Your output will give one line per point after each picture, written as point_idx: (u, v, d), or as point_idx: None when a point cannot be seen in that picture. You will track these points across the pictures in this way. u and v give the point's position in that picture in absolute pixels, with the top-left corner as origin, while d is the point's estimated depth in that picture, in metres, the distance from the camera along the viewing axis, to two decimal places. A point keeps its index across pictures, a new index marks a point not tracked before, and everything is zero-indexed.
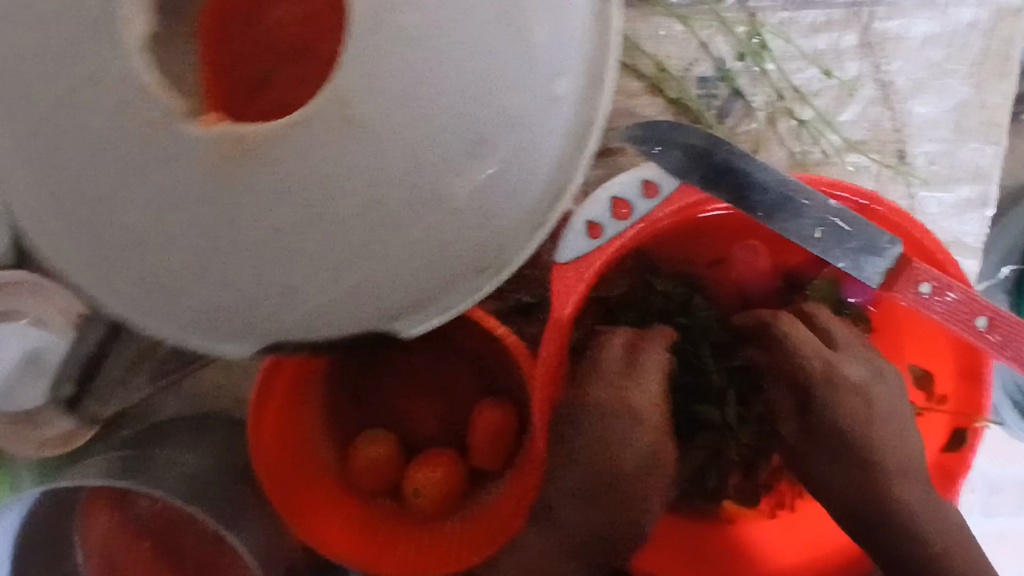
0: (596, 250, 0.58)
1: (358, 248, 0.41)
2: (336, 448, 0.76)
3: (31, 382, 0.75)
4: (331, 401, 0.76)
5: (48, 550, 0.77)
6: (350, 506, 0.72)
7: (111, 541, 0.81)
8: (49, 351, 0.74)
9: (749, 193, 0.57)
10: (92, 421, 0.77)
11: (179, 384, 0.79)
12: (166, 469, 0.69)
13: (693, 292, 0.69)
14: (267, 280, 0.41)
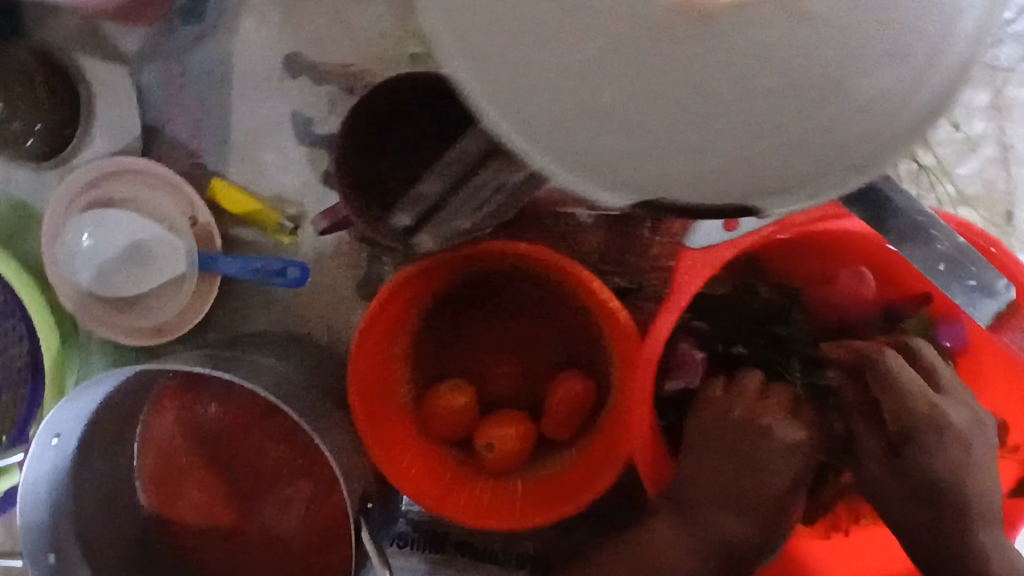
0: (728, 242, 0.62)
1: (657, 143, 0.35)
2: (416, 388, 0.77)
3: (135, 273, 0.76)
4: (421, 341, 0.77)
5: (110, 437, 0.77)
6: (422, 446, 0.73)
7: (173, 440, 0.83)
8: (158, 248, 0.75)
9: (889, 217, 0.59)
10: (180, 319, 0.78)
11: (273, 301, 0.80)
12: (253, 371, 0.68)
13: (792, 305, 0.72)
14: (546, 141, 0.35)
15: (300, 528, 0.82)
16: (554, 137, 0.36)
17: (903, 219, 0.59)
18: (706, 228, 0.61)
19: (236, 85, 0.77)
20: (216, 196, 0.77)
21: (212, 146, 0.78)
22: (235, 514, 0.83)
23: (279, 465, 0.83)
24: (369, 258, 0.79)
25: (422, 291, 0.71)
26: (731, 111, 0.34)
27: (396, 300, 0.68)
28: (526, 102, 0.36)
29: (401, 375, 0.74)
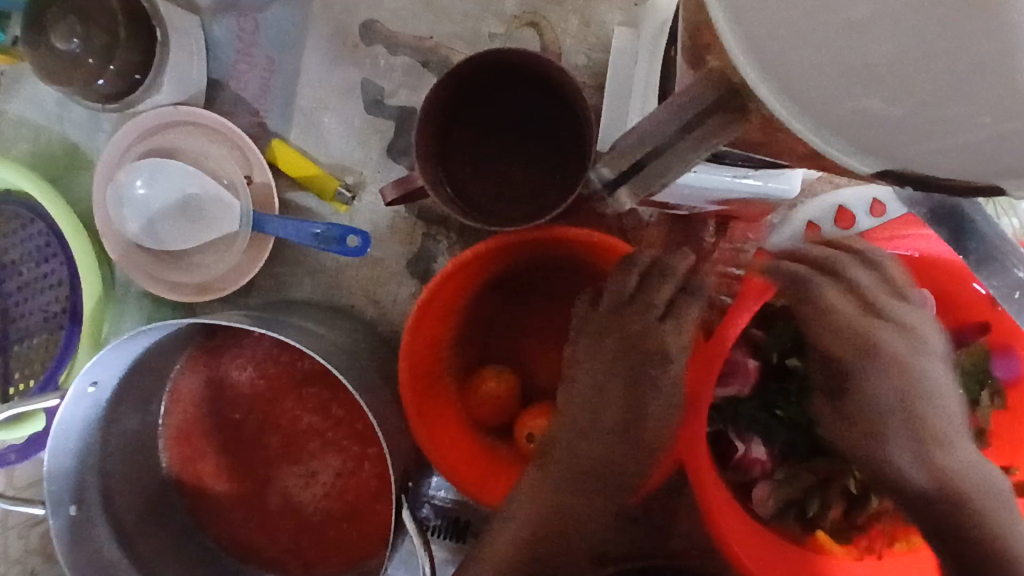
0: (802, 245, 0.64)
1: (890, 76, 0.27)
2: (456, 374, 0.74)
3: (184, 225, 0.74)
4: (470, 324, 0.75)
5: (142, 389, 0.73)
6: (462, 426, 0.70)
7: (197, 403, 0.77)
8: (212, 202, 0.73)
9: (968, 239, 0.58)
10: (225, 275, 0.75)
11: (321, 269, 0.77)
12: (304, 331, 0.63)
13: None
14: (767, 50, 0.30)
15: (326, 504, 0.76)
16: (835, 102, 0.29)
17: (983, 241, 0.57)
18: (788, 229, 0.67)
19: (308, 47, 0.76)
20: (275, 157, 0.75)
21: (276, 105, 0.76)
22: (257, 484, 0.77)
23: (309, 435, 0.76)
24: (423, 235, 0.76)
25: (481, 276, 0.69)
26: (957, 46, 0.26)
27: (456, 280, 0.64)
28: (799, 59, 0.29)
29: (445, 360, 0.71)
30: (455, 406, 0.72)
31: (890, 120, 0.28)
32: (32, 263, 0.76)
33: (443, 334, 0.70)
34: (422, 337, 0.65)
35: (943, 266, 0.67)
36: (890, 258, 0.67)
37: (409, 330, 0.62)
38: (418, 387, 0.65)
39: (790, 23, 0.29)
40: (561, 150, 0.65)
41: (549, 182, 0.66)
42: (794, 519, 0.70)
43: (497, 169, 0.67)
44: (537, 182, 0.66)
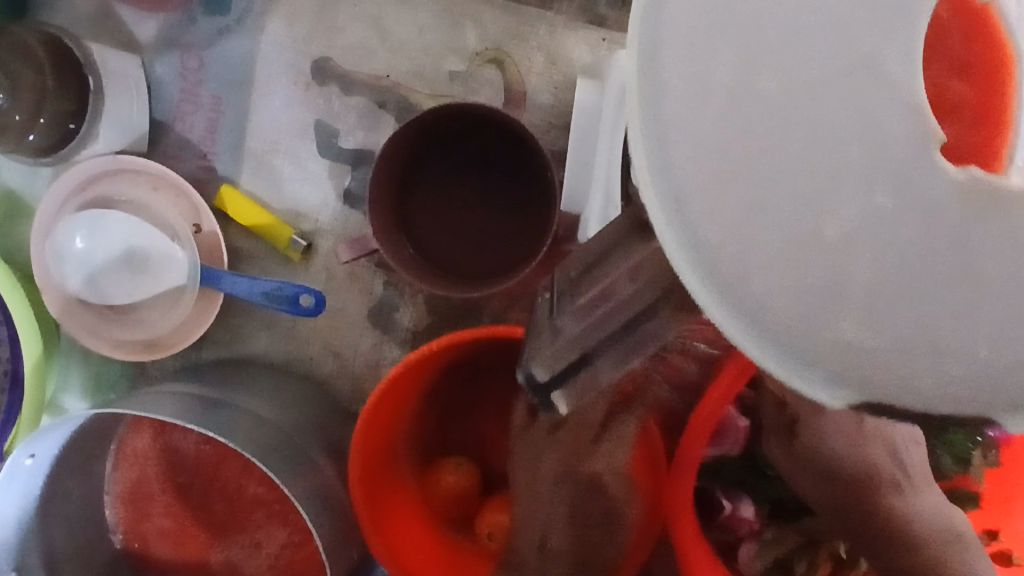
0: None
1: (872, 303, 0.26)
2: (416, 460, 0.70)
3: (124, 281, 0.70)
4: (426, 410, 0.70)
5: (88, 453, 0.69)
6: (421, 520, 0.67)
7: (143, 466, 0.73)
8: (155, 256, 0.69)
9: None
10: (169, 330, 0.70)
11: (276, 321, 0.73)
12: (240, 418, 0.60)
13: None
14: (730, 264, 0.27)
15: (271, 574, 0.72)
16: (799, 327, 0.26)
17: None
18: None
19: (256, 86, 0.71)
20: (224, 203, 0.70)
21: (225, 148, 0.72)
22: (201, 550, 0.73)
23: (254, 505, 0.72)
24: (383, 284, 0.72)
25: (439, 363, 0.65)
26: (924, 284, 0.25)
27: (397, 389, 0.61)
28: (761, 278, 0.26)
29: (403, 454, 0.68)
30: (417, 501, 0.68)
31: (861, 348, 0.26)
32: None
33: (395, 431, 0.66)
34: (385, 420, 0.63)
35: None
36: None
37: (359, 425, 0.59)
38: (373, 490, 0.62)
39: (758, 241, 0.26)
40: (524, 202, 0.62)
41: (512, 237, 0.62)
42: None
43: (460, 226, 0.63)
44: (499, 236, 0.62)
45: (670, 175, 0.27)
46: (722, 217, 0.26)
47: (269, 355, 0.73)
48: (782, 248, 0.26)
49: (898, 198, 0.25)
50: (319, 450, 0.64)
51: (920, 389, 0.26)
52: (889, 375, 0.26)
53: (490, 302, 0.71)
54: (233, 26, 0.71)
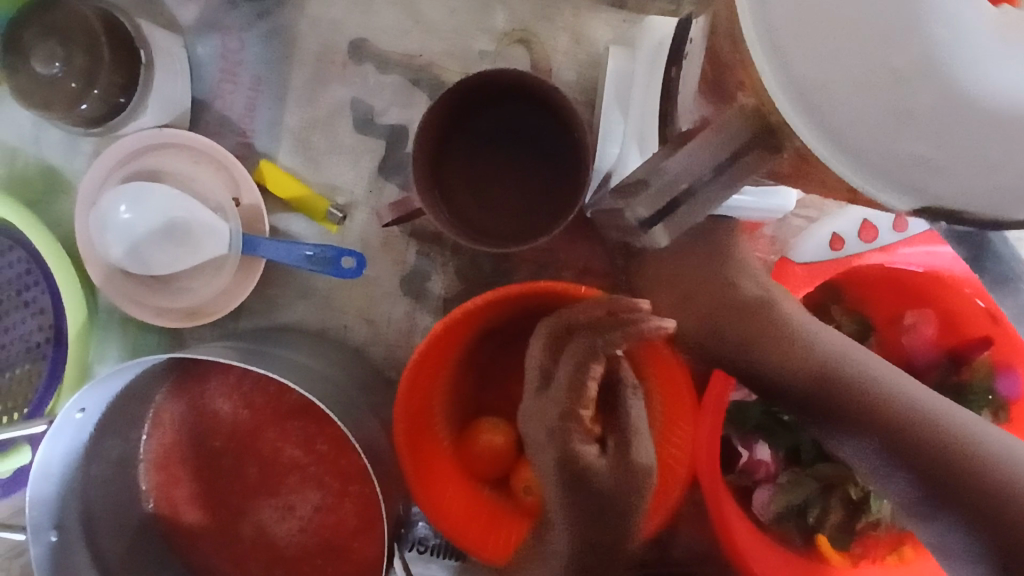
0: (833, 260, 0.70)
1: (936, 114, 0.29)
2: (452, 426, 0.73)
3: (168, 249, 0.72)
4: (459, 376, 0.73)
5: (128, 419, 0.70)
6: (459, 482, 0.69)
7: (181, 431, 0.75)
8: (198, 224, 0.71)
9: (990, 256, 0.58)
10: (207, 297, 0.73)
11: (311, 291, 0.76)
12: (291, 370, 0.63)
13: (867, 333, 0.69)
14: (815, 93, 0.32)
15: (303, 538, 0.74)
16: (876, 146, 0.31)
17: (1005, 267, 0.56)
18: (812, 241, 0.70)
19: (294, 68, 0.75)
20: (265, 176, 0.73)
21: (263, 126, 0.75)
22: (230, 517, 0.75)
23: (289, 468, 0.75)
24: (416, 253, 0.75)
25: (473, 328, 0.69)
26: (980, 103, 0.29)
27: (436, 347, 0.64)
28: (840, 106, 0.31)
29: (441, 415, 0.70)
30: (454, 462, 0.71)
31: (928, 163, 0.31)
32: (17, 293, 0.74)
33: (432, 391, 0.68)
34: (425, 376, 0.66)
35: (948, 285, 0.67)
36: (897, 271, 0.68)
37: (402, 388, 0.62)
38: (411, 445, 0.64)
39: (841, 71, 0.31)
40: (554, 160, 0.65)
41: (546, 194, 0.65)
42: (797, 527, 0.68)
43: (495, 190, 0.66)
44: (534, 194, 0.66)
45: (771, 34, 0.33)
46: (822, 68, 0.31)
47: (305, 323, 0.76)
48: (871, 100, 0.30)
49: (952, 29, 0.28)
50: (360, 416, 0.67)
51: (972, 191, 0.31)
52: (951, 184, 0.31)
53: (519, 269, 0.75)
54: (271, 10, 0.74)
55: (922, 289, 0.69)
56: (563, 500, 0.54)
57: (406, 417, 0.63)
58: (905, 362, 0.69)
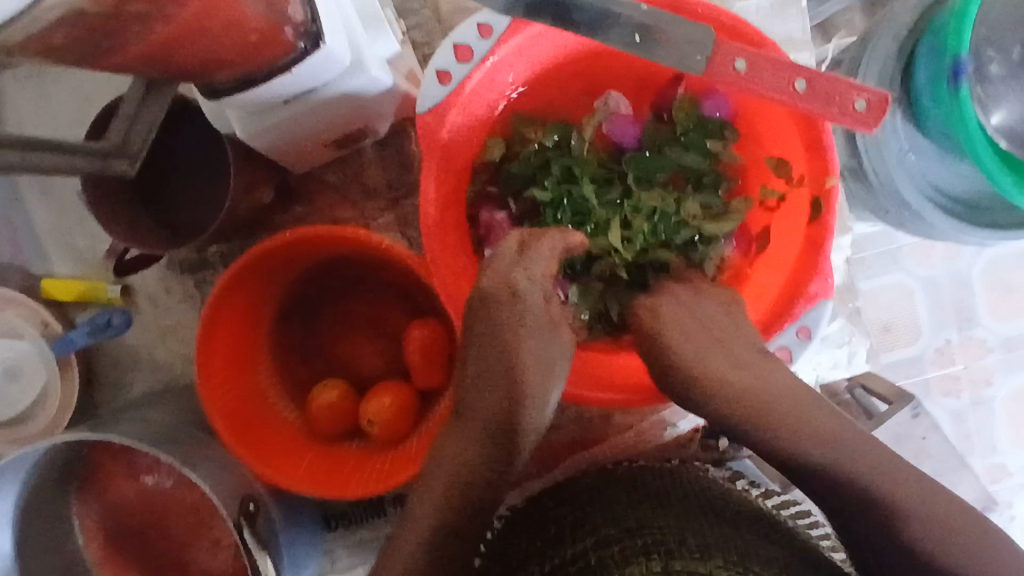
0: (450, 96, 0.62)
1: None
2: (295, 402, 0.80)
3: (10, 389, 0.79)
4: (281, 364, 0.80)
5: (49, 538, 0.80)
6: (319, 450, 0.76)
7: (106, 525, 0.84)
8: (23, 356, 0.79)
9: (574, 12, 0.58)
10: (54, 409, 0.80)
11: (139, 361, 0.84)
12: (121, 428, 0.72)
13: (567, 131, 0.72)
14: None
15: (239, 558, 0.83)
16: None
17: (587, 8, 0.57)
18: (421, 86, 0.62)
19: (30, 196, 0.84)
20: (47, 292, 0.81)
21: (32, 253, 0.84)
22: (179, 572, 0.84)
23: (199, 509, 0.84)
24: (199, 285, 0.83)
25: (259, 313, 0.77)
26: None
27: (226, 341, 0.72)
28: None
29: (275, 402, 0.78)
30: (303, 435, 0.77)
31: None
32: None
33: (254, 388, 0.76)
34: (230, 379, 0.73)
35: (614, 61, 0.71)
36: (566, 68, 0.71)
37: (203, 388, 0.69)
38: (246, 438, 0.71)
39: None
40: (211, 154, 0.71)
41: (215, 183, 0.71)
42: (605, 330, 0.72)
43: (176, 201, 0.71)
44: (210, 187, 0.71)
45: None
46: None
47: (148, 390, 0.84)
48: None
49: None
50: (197, 439, 0.76)
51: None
52: None
53: None
54: None
55: (595, 75, 0.73)
56: (465, 436, 0.64)
57: (229, 419, 0.70)
58: (615, 146, 0.73)
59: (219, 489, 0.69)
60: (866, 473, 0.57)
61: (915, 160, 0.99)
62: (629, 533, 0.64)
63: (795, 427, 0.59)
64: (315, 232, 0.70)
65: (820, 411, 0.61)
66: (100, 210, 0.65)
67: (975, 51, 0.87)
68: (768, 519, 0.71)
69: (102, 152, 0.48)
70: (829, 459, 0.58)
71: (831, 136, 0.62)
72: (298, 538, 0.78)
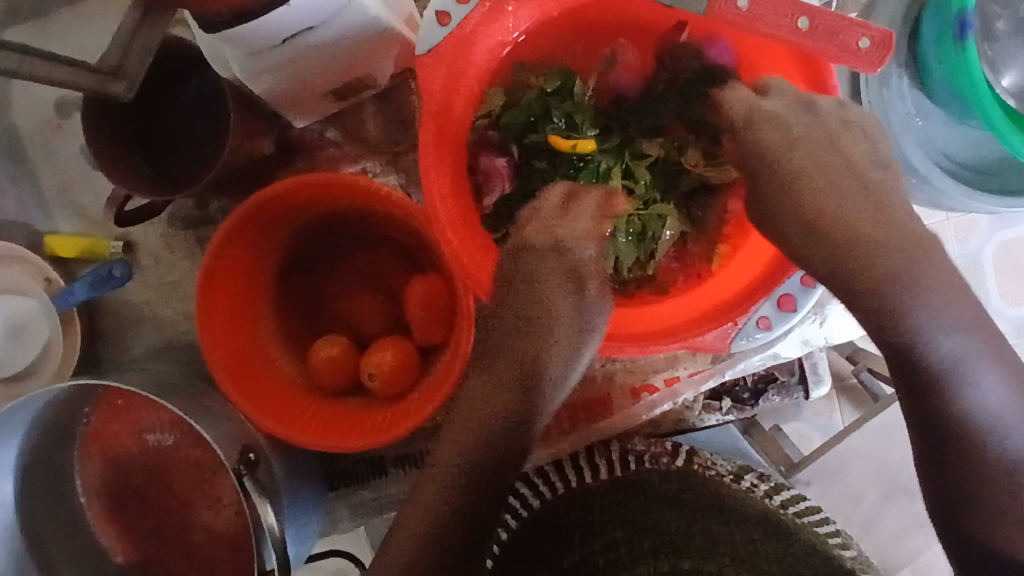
0: (450, 37, 0.62)
1: None
2: (297, 358, 0.80)
3: (12, 344, 0.79)
4: (284, 318, 0.80)
5: (50, 495, 0.80)
6: (319, 403, 0.76)
7: (107, 485, 0.84)
8: (26, 312, 0.79)
9: None
10: (55, 365, 0.80)
11: (142, 320, 0.84)
12: (123, 379, 0.72)
13: (569, 78, 0.73)
14: None
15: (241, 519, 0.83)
16: None
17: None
18: (420, 27, 0.61)
19: (33, 154, 0.84)
20: (53, 250, 0.82)
21: (36, 212, 0.84)
22: (179, 533, 0.84)
23: (201, 469, 0.84)
24: (201, 243, 0.83)
25: (260, 264, 0.77)
26: None
27: (227, 290, 0.73)
28: None
29: (277, 356, 0.78)
30: (305, 388, 0.77)
31: None
32: None
33: (256, 342, 0.76)
34: (232, 330, 0.73)
35: (618, 10, 0.72)
36: (568, 15, 0.71)
37: (202, 333, 0.69)
38: (245, 386, 0.71)
39: None
40: (213, 104, 0.71)
41: (216, 132, 0.71)
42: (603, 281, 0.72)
43: (178, 150, 0.72)
44: (211, 135, 0.71)
45: None
46: None
47: (150, 349, 0.84)
48: None
49: None
50: (197, 391, 0.75)
51: None
52: None
53: None
54: None
55: (593, 23, 0.73)
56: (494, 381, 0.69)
57: (227, 366, 0.70)
58: (615, 95, 0.73)
59: (217, 437, 0.69)
60: (996, 392, 0.62)
61: (923, 125, 0.98)
62: (649, 532, 0.71)
63: (959, 336, 0.61)
64: (315, 178, 0.70)
65: (976, 322, 0.62)
66: (100, 153, 0.65)
67: (981, 8, 0.86)
68: (776, 519, 0.74)
69: (102, 74, 0.57)
70: (964, 365, 0.61)
71: (834, 77, 0.62)
72: (300, 496, 0.77)
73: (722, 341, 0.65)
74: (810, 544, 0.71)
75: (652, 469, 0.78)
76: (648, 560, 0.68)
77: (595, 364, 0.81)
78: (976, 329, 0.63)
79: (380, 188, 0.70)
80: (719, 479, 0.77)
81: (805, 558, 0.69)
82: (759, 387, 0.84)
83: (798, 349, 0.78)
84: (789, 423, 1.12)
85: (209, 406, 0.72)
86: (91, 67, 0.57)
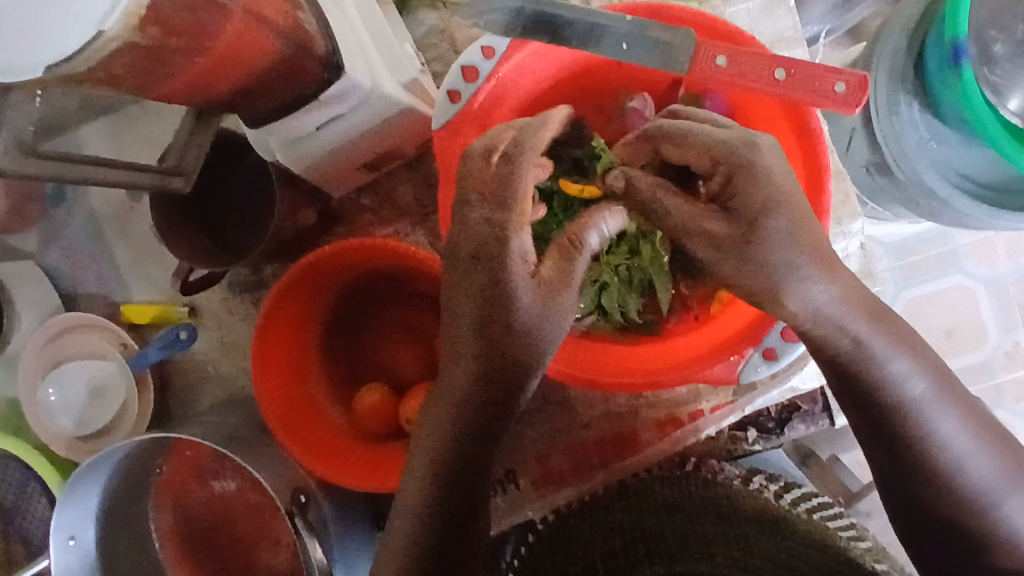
0: (461, 113, 0.70)
1: None
2: (344, 408, 0.87)
3: (94, 405, 0.88)
4: (330, 372, 0.88)
5: (131, 541, 0.88)
6: (366, 448, 0.82)
7: (179, 530, 0.92)
8: (106, 375, 0.89)
9: (560, 28, 0.65)
10: (132, 422, 0.89)
11: (207, 377, 0.94)
12: (190, 430, 0.80)
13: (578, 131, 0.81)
14: None
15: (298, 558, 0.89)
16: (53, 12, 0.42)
17: (577, 23, 0.64)
18: (435, 108, 0.70)
19: (111, 236, 0.95)
20: (129, 318, 0.92)
21: (115, 286, 0.95)
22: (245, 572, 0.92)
23: (264, 513, 0.91)
24: (255, 305, 0.93)
25: (308, 324, 0.85)
26: None
27: (281, 347, 0.81)
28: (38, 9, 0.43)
29: (325, 406, 0.85)
30: (350, 434, 0.84)
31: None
32: (25, 498, 0.93)
33: (305, 394, 0.84)
34: (285, 384, 0.81)
35: (621, 68, 0.78)
36: (573, 80, 0.78)
37: (257, 385, 0.77)
38: (296, 436, 0.78)
39: None
40: (262, 184, 0.81)
41: (265, 208, 0.81)
42: (607, 324, 0.78)
43: (235, 227, 0.82)
44: (263, 210, 0.81)
45: None
46: None
47: (214, 403, 0.93)
48: None
49: None
50: (256, 441, 0.83)
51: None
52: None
53: None
54: (71, 204, 0.96)
55: (596, 83, 0.80)
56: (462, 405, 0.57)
57: (282, 414, 0.78)
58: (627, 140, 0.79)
59: (273, 482, 0.76)
60: (951, 431, 0.58)
61: (938, 149, 0.96)
62: (643, 538, 0.69)
63: (913, 365, 0.57)
64: (351, 244, 0.77)
65: (925, 356, 0.59)
66: (167, 235, 0.75)
67: (979, 33, 0.89)
68: (778, 518, 0.70)
69: (164, 173, 0.67)
70: (874, 330, 0.56)
71: (815, 118, 0.66)
72: (348, 535, 0.83)
73: (732, 372, 0.70)
74: (813, 536, 0.67)
75: (655, 478, 0.80)
76: (645, 562, 0.64)
77: (621, 401, 0.85)
78: (866, 304, 0.57)
79: (407, 248, 0.77)
80: (725, 480, 0.78)
81: (806, 544, 0.65)
82: (783, 416, 0.89)
83: (815, 380, 0.82)
84: (845, 452, 1.13)
85: (266, 453, 0.80)
86: (153, 166, 0.67)
